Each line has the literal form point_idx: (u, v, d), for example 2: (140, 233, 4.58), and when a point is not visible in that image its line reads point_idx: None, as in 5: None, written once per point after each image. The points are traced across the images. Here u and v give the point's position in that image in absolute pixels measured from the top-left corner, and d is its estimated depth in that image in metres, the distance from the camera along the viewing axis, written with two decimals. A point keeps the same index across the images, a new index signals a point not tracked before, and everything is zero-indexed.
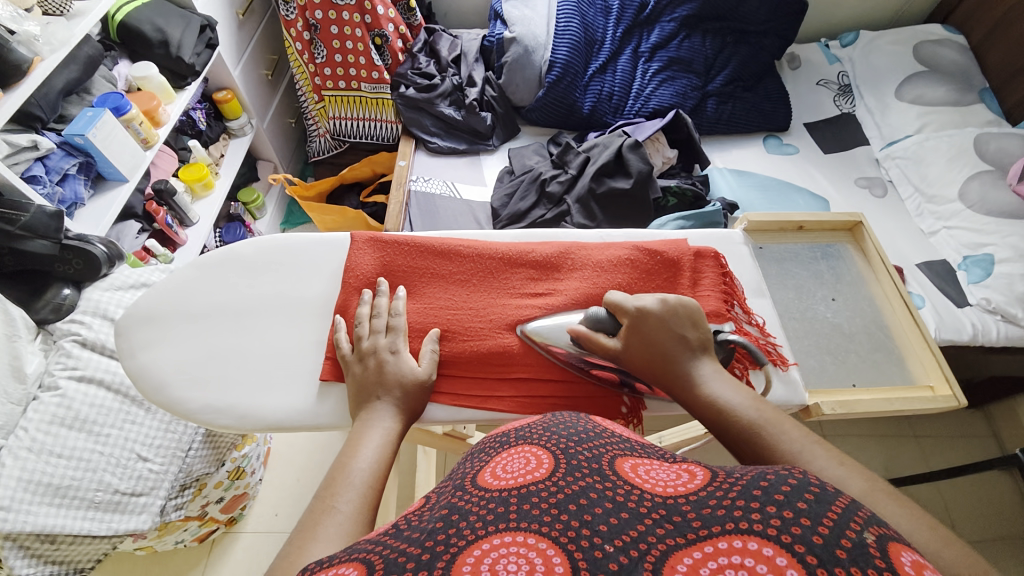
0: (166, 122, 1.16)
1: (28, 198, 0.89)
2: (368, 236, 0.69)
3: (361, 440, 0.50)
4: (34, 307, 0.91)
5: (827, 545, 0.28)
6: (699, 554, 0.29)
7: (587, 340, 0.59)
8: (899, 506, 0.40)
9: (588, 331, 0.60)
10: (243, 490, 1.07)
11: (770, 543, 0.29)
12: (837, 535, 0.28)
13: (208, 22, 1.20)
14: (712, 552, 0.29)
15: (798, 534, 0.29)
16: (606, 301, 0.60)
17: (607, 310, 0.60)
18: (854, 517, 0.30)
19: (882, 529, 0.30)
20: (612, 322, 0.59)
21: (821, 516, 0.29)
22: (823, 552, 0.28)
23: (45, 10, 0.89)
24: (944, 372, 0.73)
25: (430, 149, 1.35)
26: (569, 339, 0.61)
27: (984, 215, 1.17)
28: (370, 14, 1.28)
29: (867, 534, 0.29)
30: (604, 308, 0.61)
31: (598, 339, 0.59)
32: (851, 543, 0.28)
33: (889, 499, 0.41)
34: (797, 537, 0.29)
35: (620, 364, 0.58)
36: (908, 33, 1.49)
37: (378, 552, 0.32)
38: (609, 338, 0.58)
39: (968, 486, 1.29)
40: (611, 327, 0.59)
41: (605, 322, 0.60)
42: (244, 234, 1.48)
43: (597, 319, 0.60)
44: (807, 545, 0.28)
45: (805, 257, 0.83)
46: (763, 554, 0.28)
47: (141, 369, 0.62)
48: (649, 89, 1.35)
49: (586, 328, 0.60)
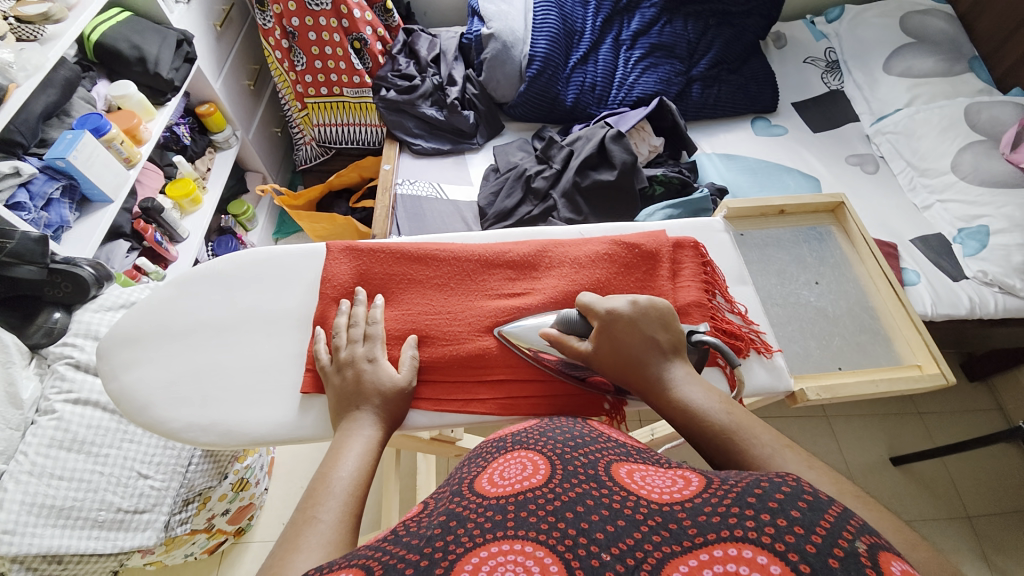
0: (149, 139, 1.16)
1: (12, 225, 0.89)
2: (344, 246, 0.69)
3: (341, 450, 0.50)
4: (26, 332, 0.92)
5: (820, 554, 0.28)
6: (695, 562, 0.29)
7: (559, 343, 0.59)
8: (867, 508, 0.40)
9: (559, 334, 0.59)
10: (249, 501, 1.08)
11: (764, 552, 0.28)
12: (830, 544, 0.29)
13: (185, 37, 1.20)
14: (706, 559, 0.29)
15: (792, 543, 0.29)
16: (578, 304, 0.59)
17: (578, 312, 0.59)
18: (846, 525, 0.30)
19: (873, 538, 0.30)
20: (583, 325, 0.58)
21: (815, 524, 0.29)
22: (816, 561, 0.28)
23: (19, 36, 0.90)
24: (931, 351, 0.73)
25: (414, 151, 1.35)
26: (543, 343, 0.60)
27: (978, 186, 1.16)
28: (347, 19, 1.27)
29: (859, 543, 0.29)
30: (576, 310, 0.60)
31: (569, 342, 0.58)
32: (844, 552, 0.28)
33: (858, 503, 0.41)
34: (791, 546, 0.28)
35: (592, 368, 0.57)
36: (895, 4, 1.46)
37: (377, 558, 0.32)
38: (581, 342, 0.58)
39: (973, 461, 1.29)
40: (583, 331, 0.59)
41: (576, 325, 0.59)
42: (236, 247, 1.48)
43: (568, 322, 0.59)
44: (801, 554, 0.28)
45: (788, 241, 0.83)
46: (757, 563, 0.28)
47: (125, 390, 0.62)
48: (632, 77, 1.33)
49: (558, 331, 0.59)
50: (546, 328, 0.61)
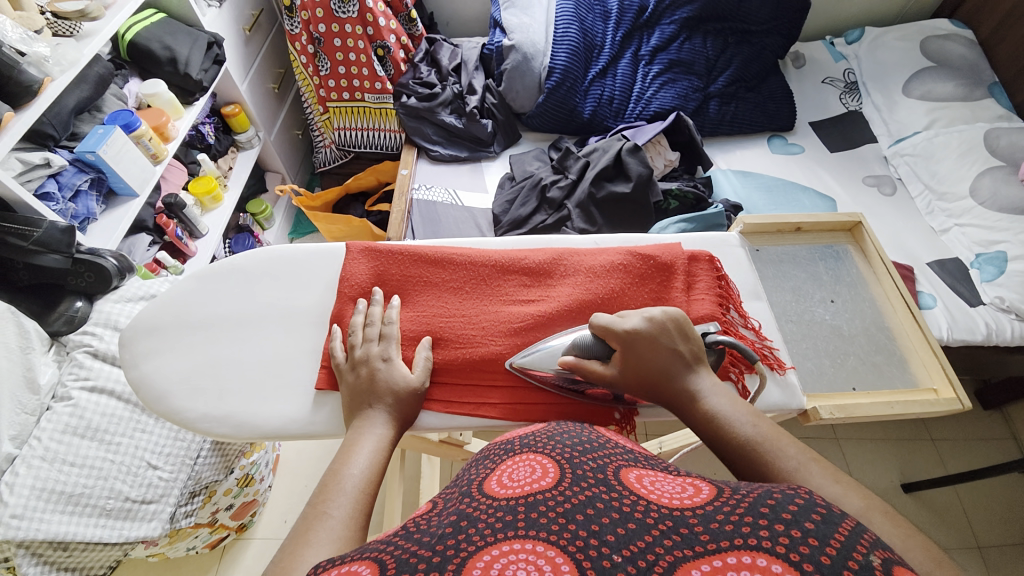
0: (175, 137, 1.19)
1: (41, 214, 0.91)
2: (363, 246, 0.70)
3: (354, 447, 0.51)
4: (48, 320, 0.94)
5: (834, 564, 0.28)
6: (707, 567, 0.29)
7: (578, 369, 0.57)
8: (893, 525, 0.40)
9: (577, 360, 0.58)
10: (252, 497, 1.09)
11: (778, 560, 0.28)
12: (844, 556, 0.28)
13: (215, 39, 1.23)
14: (720, 566, 0.29)
15: (807, 553, 0.28)
16: (592, 325, 0.59)
17: (594, 335, 0.59)
18: (859, 540, 0.30)
19: (887, 553, 0.30)
20: (603, 347, 0.58)
21: (829, 536, 0.29)
22: (830, 571, 0.27)
23: (56, 32, 0.94)
24: (948, 375, 0.72)
25: (432, 157, 1.36)
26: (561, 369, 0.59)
27: (996, 212, 1.15)
28: (373, 26, 1.29)
29: (873, 556, 0.29)
30: (592, 332, 0.59)
31: (591, 366, 0.57)
32: (858, 564, 0.28)
33: (884, 518, 0.41)
34: (805, 556, 0.28)
35: (616, 389, 0.57)
36: (915, 28, 1.47)
37: (389, 552, 0.32)
38: (602, 364, 0.57)
39: (987, 492, 1.26)
40: (603, 352, 0.58)
41: (595, 347, 0.58)
42: (253, 245, 1.51)
43: (586, 343, 0.59)
44: (815, 564, 0.28)
45: (803, 259, 0.82)
46: (771, 570, 0.28)
47: (143, 379, 0.63)
48: (650, 92, 1.35)
49: (575, 357, 0.58)
50: (562, 355, 0.60)
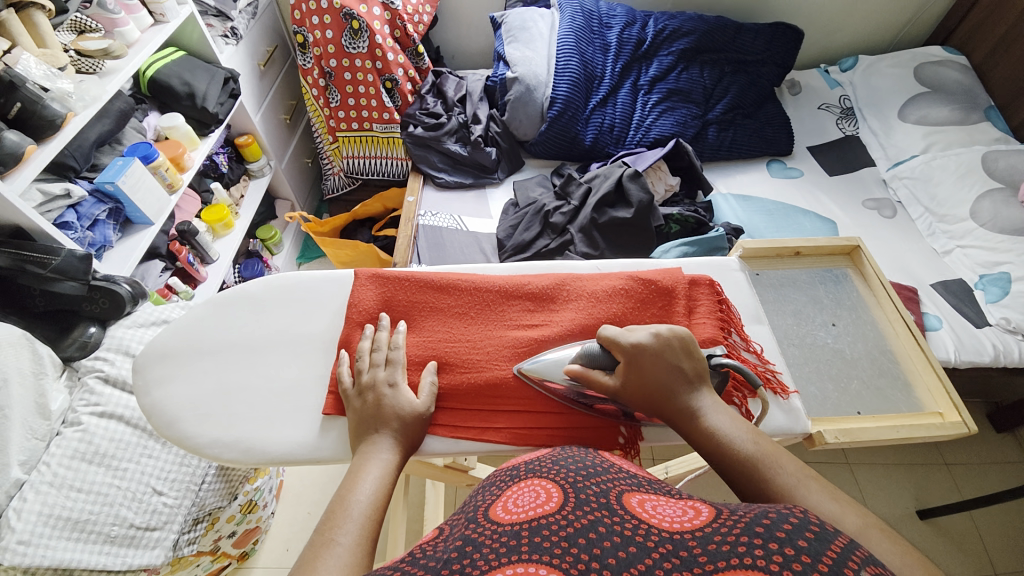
0: (190, 167, 1.24)
1: (59, 243, 0.94)
2: (371, 273, 0.72)
3: (359, 473, 0.51)
4: (61, 345, 0.96)
5: None
6: None
7: (584, 378, 0.58)
8: (892, 543, 0.40)
9: (584, 369, 0.59)
10: (254, 524, 1.10)
11: None
12: (833, 570, 0.29)
13: (231, 75, 1.29)
14: None
15: (798, 569, 0.29)
16: (600, 337, 0.60)
17: (601, 345, 0.59)
18: (850, 556, 0.30)
19: (880, 571, 0.30)
20: (608, 358, 0.59)
21: (820, 553, 0.30)
22: None
23: (78, 69, 0.98)
24: (953, 399, 0.72)
25: (437, 184, 1.40)
26: (568, 379, 0.60)
27: (998, 233, 1.16)
28: (381, 61, 1.35)
29: (863, 571, 0.29)
30: (598, 342, 0.60)
31: (596, 375, 0.58)
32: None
33: (883, 536, 0.41)
34: (796, 572, 0.29)
35: (618, 399, 0.57)
36: (908, 55, 1.51)
37: None
38: (606, 374, 0.58)
39: (1006, 517, 1.22)
40: (608, 362, 0.59)
41: (600, 357, 0.59)
42: (261, 270, 1.53)
43: (591, 354, 0.59)
44: None
45: (803, 282, 0.83)
46: None
47: (154, 405, 0.64)
48: (649, 119, 1.39)
49: (582, 366, 0.59)
50: (568, 364, 0.61)
